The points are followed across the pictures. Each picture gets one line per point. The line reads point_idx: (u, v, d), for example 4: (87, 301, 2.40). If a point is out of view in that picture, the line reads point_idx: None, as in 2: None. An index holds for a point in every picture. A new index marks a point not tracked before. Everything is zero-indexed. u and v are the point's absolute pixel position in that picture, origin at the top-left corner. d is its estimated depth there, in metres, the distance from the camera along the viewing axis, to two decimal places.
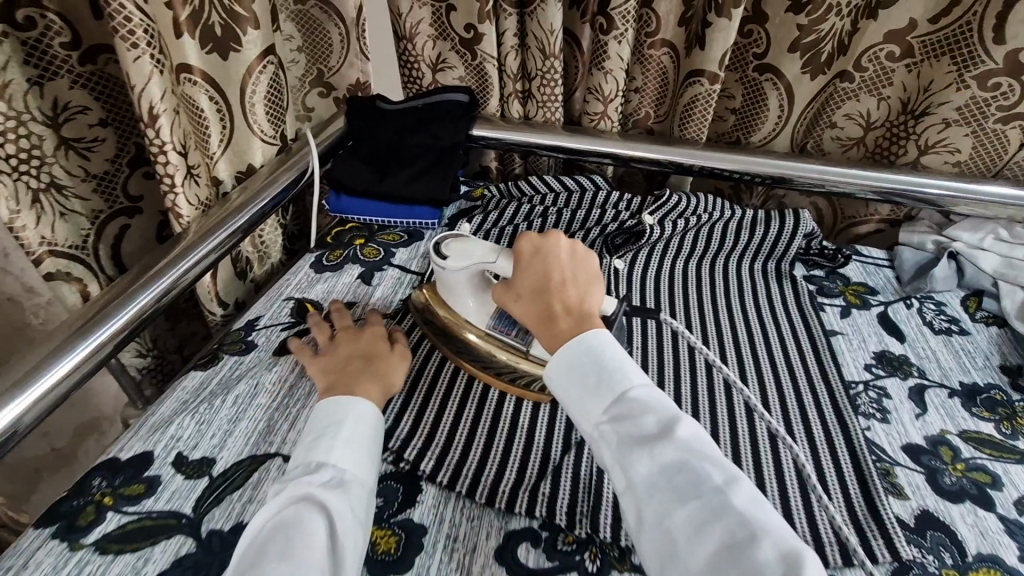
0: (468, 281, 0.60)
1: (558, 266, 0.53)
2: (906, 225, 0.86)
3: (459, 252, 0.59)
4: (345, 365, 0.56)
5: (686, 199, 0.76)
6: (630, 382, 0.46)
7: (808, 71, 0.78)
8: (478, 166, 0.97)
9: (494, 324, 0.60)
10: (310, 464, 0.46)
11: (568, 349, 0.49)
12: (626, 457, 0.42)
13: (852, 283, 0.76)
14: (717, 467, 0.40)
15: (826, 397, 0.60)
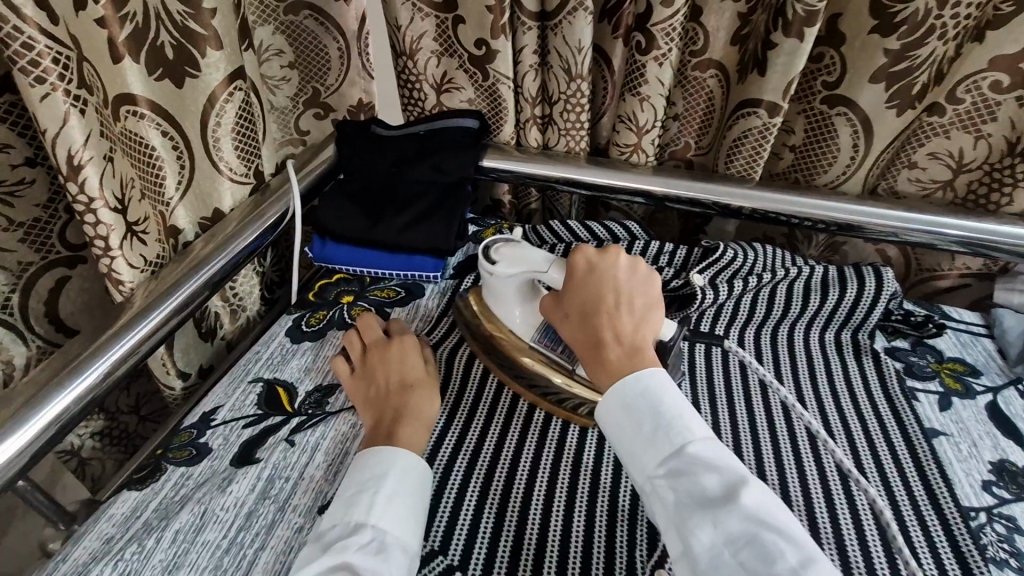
0: (516, 290, 0.56)
1: (614, 289, 0.49)
2: (1003, 281, 0.72)
3: (510, 258, 0.54)
4: (379, 396, 0.53)
5: (742, 254, 0.63)
6: (690, 433, 0.41)
7: (894, 106, 0.64)
8: (489, 200, 0.84)
9: (539, 339, 0.56)
10: (350, 524, 0.43)
11: (621, 389, 0.44)
12: (685, 520, 0.38)
13: (946, 359, 0.62)
14: (791, 545, 0.35)
15: (941, 535, 0.46)
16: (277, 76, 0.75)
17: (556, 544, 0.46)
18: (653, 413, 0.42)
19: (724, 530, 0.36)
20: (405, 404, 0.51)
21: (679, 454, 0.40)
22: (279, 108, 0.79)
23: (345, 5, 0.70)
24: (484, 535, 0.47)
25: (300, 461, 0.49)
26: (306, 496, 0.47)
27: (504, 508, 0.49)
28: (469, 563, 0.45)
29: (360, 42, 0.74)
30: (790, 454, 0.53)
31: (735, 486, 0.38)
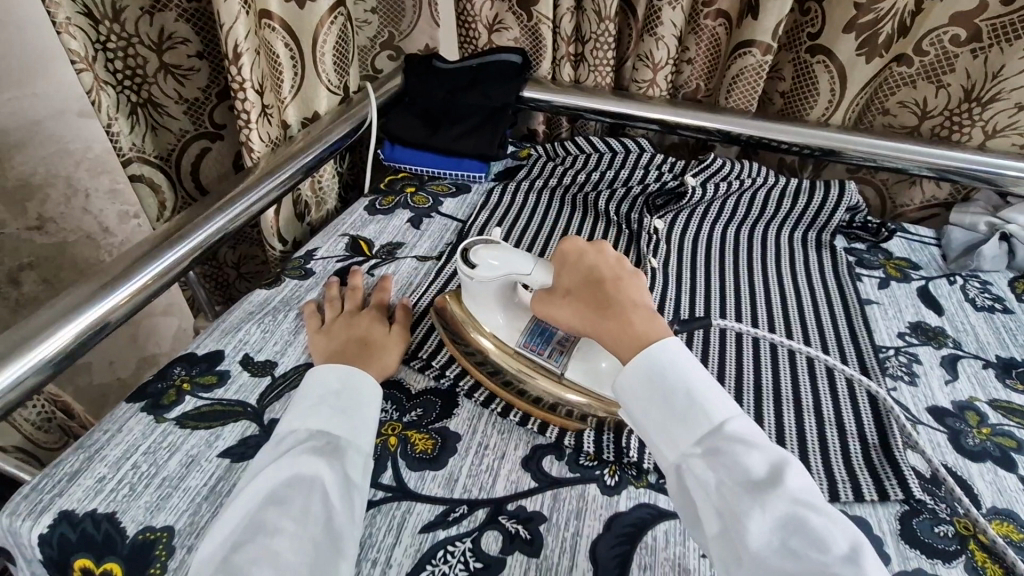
0: (498, 292, 0.53)
1: (615, 270, 0.50)
2: (960, 206, 0.84)
3: (490, 259, 0.52)
4: (338, 347, 0.54)
5: (730, 164, 0.77)
6: (722, 412, 0.41)
7: (864, 53, 0.76)
8: (526, 128, 1.01)
9: (525, 343, 0.52)
10: (304, 433, 0.45)
11: (648, 360, 0.43)
12: (734, 502, 0.37)
13: (894, 258, 0.76)
14: (838, 529, 0.36)
15: (855, 355, 0.61)
16: (361, 18, 0.93)
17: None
18: (685, 389, 0.42)
19: (773, 514, 0.36)
20: (364, 348, 0.54)
21: (716, 432, 0.40)
22: (362, 46, 0.96)
23: None
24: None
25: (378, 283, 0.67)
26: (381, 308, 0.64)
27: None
28: (475, 391, 0.55)
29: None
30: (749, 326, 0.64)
31: (778, 469, 0.38)
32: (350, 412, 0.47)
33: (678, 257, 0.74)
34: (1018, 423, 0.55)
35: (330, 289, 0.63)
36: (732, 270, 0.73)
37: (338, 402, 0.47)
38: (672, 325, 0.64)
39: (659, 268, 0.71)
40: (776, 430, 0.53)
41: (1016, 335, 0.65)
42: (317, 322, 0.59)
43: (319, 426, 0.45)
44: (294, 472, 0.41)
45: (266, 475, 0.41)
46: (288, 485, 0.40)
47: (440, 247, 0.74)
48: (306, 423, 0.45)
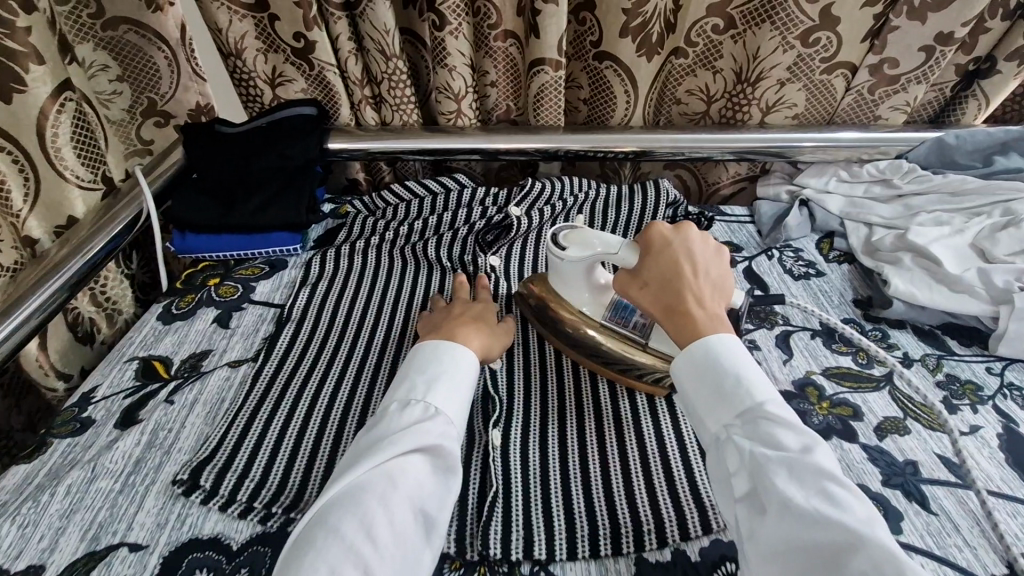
0: (585, 272, 0.58)
1: (691, 260, 0.50)
2: (762, 179, 0.90)
3: (579, 243, 0.56)
4: (453, 319, 0.58)
5: (549, 185, 0.76)
6: (768, 394, 0.42)
7: (643, 54, 0.78)
8: (345, 179, 0.94)
9: (611, 316, 0.57)
10: (415, 408, 0.46)
11: (701, 347, 0.46)
12: (760, 467, 0.39)
13: (719, 243, 0.79)
14: (862, 504, 0.36)
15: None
16: (108, 89, 0.78)
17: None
18: (733, 376, 0.44)
19: (801, 480, 0.37)
20: (478, 325, 0.57)
21: (755, 409, 0.42)
22: (117, 121, 0.81)
23: (160, 14, 0.72)
24: (349, 430, 0.54)
25: (180, 415, 0.56)
26: (192, 439, 0.53)
27: (366, 404, 0.57)
28: None
29: (186, 50, 0.77)
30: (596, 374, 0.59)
31: (811, 447, 0.39)
32: (461, 385, 0.49)
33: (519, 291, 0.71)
34: (850, 386, 0.58)
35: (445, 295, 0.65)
36: None
37: (450, 377, 0.50)
38: (524, 373, 0.59)
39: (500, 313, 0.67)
40: (642, 463, 0.50)
41: (828, 296, 0.70)
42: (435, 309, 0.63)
43: (434, 399, 0.47)
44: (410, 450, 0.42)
45: (385, 446, 0.42)
46: (403, 463, 0.42)
47: (255, 345, 0.64)
48: (425, 390, 0.47)
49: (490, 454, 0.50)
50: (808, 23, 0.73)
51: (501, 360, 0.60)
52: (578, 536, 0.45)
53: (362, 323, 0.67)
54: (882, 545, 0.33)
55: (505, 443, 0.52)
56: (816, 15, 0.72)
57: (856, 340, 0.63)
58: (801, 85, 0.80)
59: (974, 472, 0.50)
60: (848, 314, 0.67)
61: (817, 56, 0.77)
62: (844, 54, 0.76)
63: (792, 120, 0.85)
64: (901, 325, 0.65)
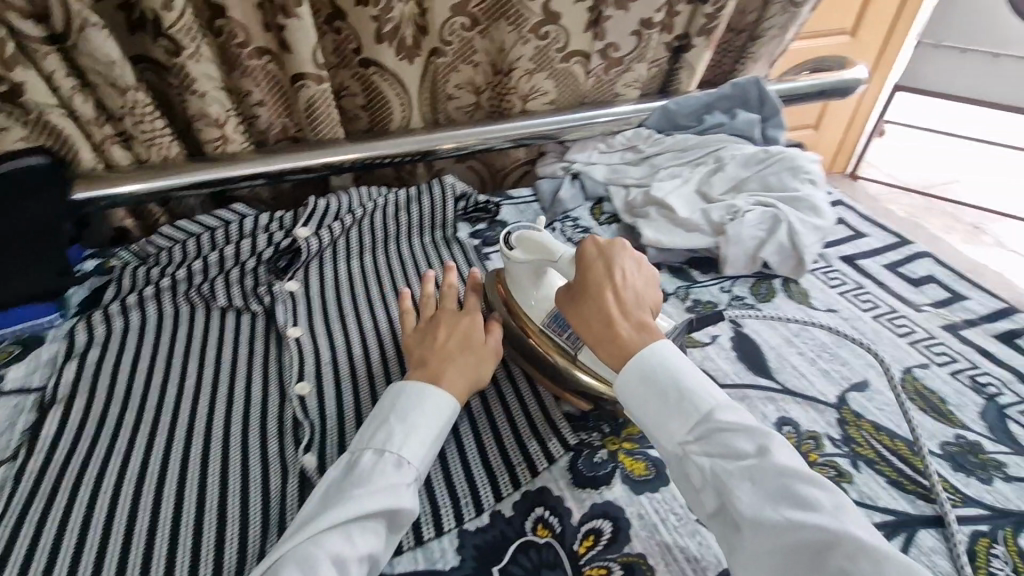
0: (531, 274, 0.59)
1: (621, 276, 0.53)
2: (540, 161, 0.99)
3: (530, 248, 0.58)
4: (432, 340, 0.55)
5: (336, 201, 0.78)
6: (715, 400, 0.45)
7: (403, 57, 0.82)
8: (109, 230, 0.84)
9: (550, 324, 0.57)
10: (382, 461, 0.46)
11: (639, 361, 0.48)
12: (724, 482, 0.42)
13: (509, 226, 0.86)
14: (825, 493, 0.39)
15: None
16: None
17: (218, 475, 0.53)
18: (674, 387, 0.46)
19: (764, 487, 0.41)
20: (449, 354, 0.54)
21: (706, 419, 0.44)
22: None
23: None
24: (147, 501, 0.50)
25: None
26: None
27: (166, 469, 0.53)
28: None
29: None
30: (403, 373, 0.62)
31: (765, 445, 0.42)
32: (439, 438, 0.49)
33: (319, 309, 0.70)
34: None
35: (424, 290, 0.62)
36: (380, 297, 0.72)
37: (426, 435, 0.48)
38: (335, 392, 0.60)
39: (303, 336, 0.66)
40: (454, 441, 0.54)
41: None
42: (411, 327, 0.59)
43: (408, 450, 0.47)
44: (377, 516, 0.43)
45: (347, 508, 0.42)
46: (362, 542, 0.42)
47: (15, 442, 0.56)
48: (398, 436, 0.47)
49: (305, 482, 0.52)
50: (537, 18, 0.82)
51: (309, 385, 0.60)
52: None
53: (149, 384, 0.62)
54: (858, 540, 0.36)
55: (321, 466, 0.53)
56: (540, 10, 0.81)
57: None
58: (547, 73, 0.89)
59: (715, 372, 0.62)
60: None
61: (553, 47, 0.86)
62: (575, 43, 0.87)
63: (549, 105, 0.94)
64: (658, 267, 0.77)
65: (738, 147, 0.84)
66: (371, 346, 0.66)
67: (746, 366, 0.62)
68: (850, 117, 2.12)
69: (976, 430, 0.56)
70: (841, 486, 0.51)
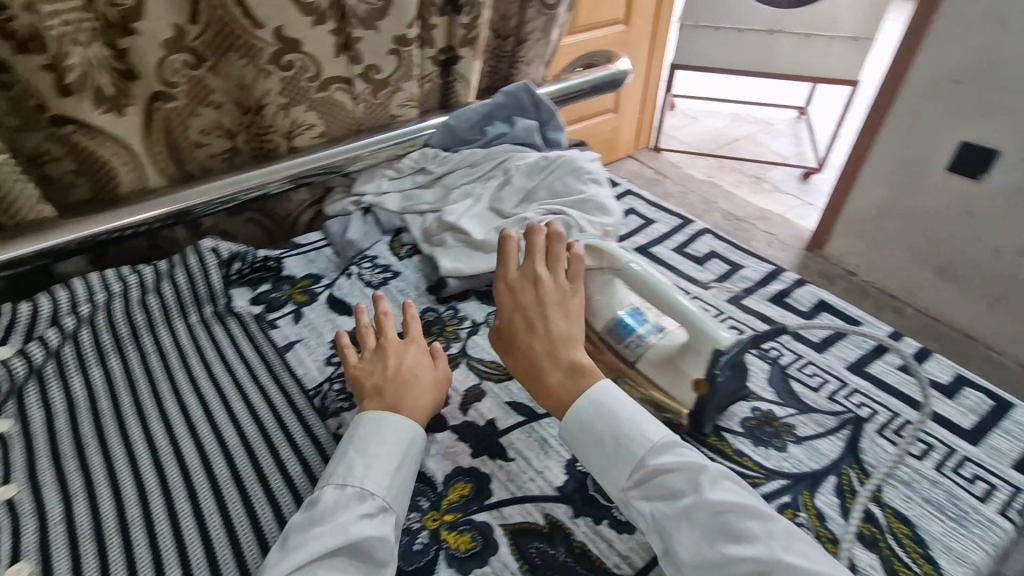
0: (595, 279, 0.60)
1: (539, 314, 0.56)
2: (328, 198, 0.90)
3: (598, 257, 0.59)
4: (382, 373, 0.54)
5: (51, 302, 0.62)
6: (652, 437, 0.47)
7: (108, 108, 0.67)
8: None
9: (609, 331, 0.59)
10: (341, 505, 0.45)
11: (580, 405, 0.50)
12: (663, 524, 0.44)
13: (298, 281, 0.76)
14: (755, 520, 0.43)
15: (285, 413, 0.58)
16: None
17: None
18: (611, 432, 0.48)
19: (700, 525, 0.43)
20: (404, 385, 0.53)
21: (643, 463, 0.46)
22: None
23: None
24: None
25: None
26: None
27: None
28: None
29: None
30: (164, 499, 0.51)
31: (699, 480, 0.44)
32: (405, 462, 0.49)
33: (46, 448, 0.54)
34: None
35: (359, 317, 0.60)
36: (134, 410, 0.58)
37: (392, 454, 0.49)
38: (71, 559, 0.46)
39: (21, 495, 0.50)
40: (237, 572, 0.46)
41: (406, 293, 0.74)
42: (365, 347, 0.58)
43: (369, 481, 0.47)
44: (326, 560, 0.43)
45: (313, 542, 0.43)
46: (361, 531, 0.43)
47: None
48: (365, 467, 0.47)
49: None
50: (271, 47, 0.72)
51: (29, 564, 0.45)
52: None
53: None
54: (784, 565, 0.40)
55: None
56: (270, 38, 0.71)
57: (435, 327, 0.68)
58: (304, 104, 0.80)
59: (533, 403, 0.59)
60: (425, 304, 0.71)
61: (301, 77, 0.77)
62: (328, 70, 0.78)
63: (320, 138, 0.85)
64: (465, 296, 0.72)
65: (522, 156, 0.83)
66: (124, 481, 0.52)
67: None
68: (642, 99, 2.29)
69: (767, 397, 0.59)
70: None
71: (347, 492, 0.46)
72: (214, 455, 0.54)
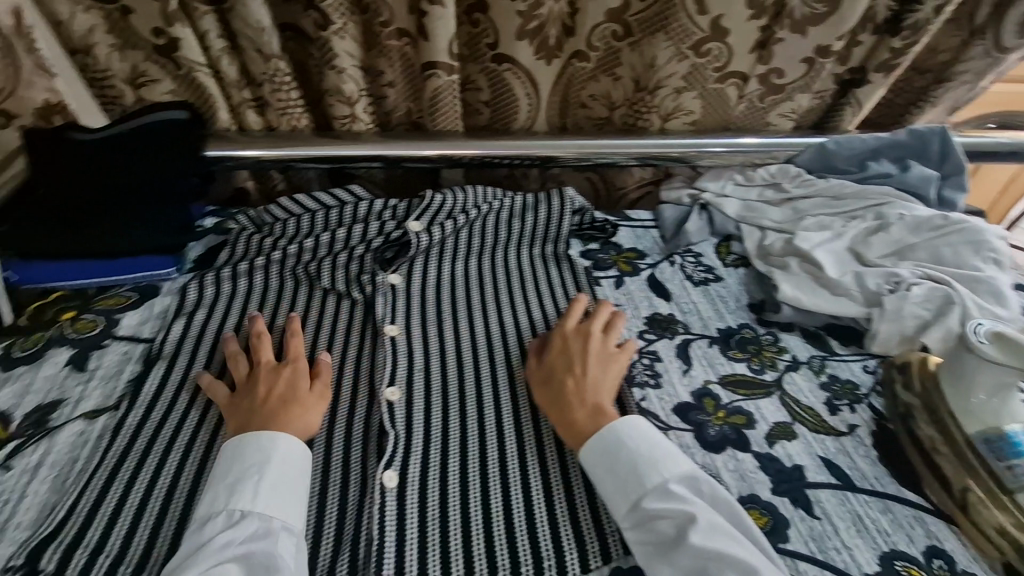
0: (990, 375, 0.51)
1: (582, 359, 0.56)
2: (666, 183, 0.92)
3: (1008, 348, 0.50)
4: (552, 370, 0.56)
5: (451, 197, 0.73)
6: (659, 478, 0.46)
7: (542, 56, 0.78)
8: (231, 189, 0.86)
9: (985, 441, 0.51)
10: (231, 515, 0.45)
11: (598, 443, 0.49)
12: (654, 559, 0.44)
13: (624, 251, 0.80)
14: (731, 570, 0.41)
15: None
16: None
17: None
18: (628, 466, 0.48)
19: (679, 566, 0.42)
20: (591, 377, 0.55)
21: (637, 506, 0.46)
22: None
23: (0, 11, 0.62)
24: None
25: (21, 483, 0.48)
26: (36, 509, 0.46)
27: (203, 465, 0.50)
28: None
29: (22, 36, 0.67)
30: (492, 394, 0.57)
31: (684, 523, 0.44)
32: (280, 492, 0.46)
33: (420, 310, 0.66)
34: (745, 394, 0.60)
35: (572, 311, 0.61)
36: (480, 307, 0.67)
37: (297, 486, 0.47)
38: (425, 406, 0.55)
39: (400, 335, 0.62)
40: (542, 489, 0.49)
41: (725, 301, 0.72)
42: (241, 368, 0.56)
43: (261, 505, 0.45)
44: (223, 551, 0.43)
45: (211, 556, 0.42)
46: (206, 560, 0.42)
47: (119, 390, 0.57)
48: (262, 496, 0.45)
49: (380, 501, 0.47)
50: (699, 33, 0.75)
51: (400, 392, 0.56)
52: None
53: (250, 354, 0.61)
54: None
55: (402, 483, 0.49)
56: (706, 25, 0.74)
57: (750, 346, 0.66)
58: (696, 92, 0.81)
59: (850, 471, 0.53)
60: (743, 319, 0.69)
61: (710, 65, 0.78)
62: (735, 64, 0.79)
63: (690, 125, 0.86)
64: (789, 328, 0.68)
65: (907, 206, 0.73)
66: (467, 361, 0.60)
67: (888, 471, 0.53)
68: None
69: None
70: None
71: (200, 516, 0.45)
72: None
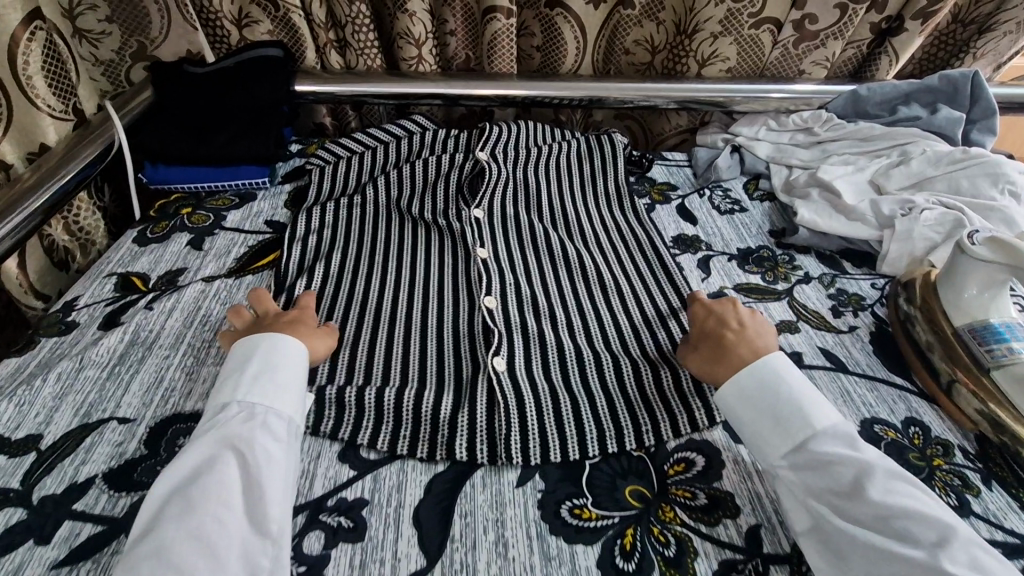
0: (983, 276, 0.56)
1: (736, 317, 0.55)
2: (702, 129, 0.98)
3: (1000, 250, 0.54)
4: (700, 324, 0.56)
5: (507, 129, 0.82)
6: (825, 423, 0.45)
7: (591, 3, 0.85)
8: (312, 123, 0.99)
9: (973, 332, 0.55)
10: (219, 406, 0.46)
11: (749, 381, 0.49)
12: (817, 501, 0.42)
13: (658, 184, 0.87)
14: (917, 523, 0.39)
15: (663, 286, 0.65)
16: (96, 29, 0.83)
17: (415, 357, 0.57)
18: (792, 406, 0.47)
19: (855, 514, 0.41)
20: (732, 328, 0.54)
21: (804, 446, 0.45)
22: (108, 61, 0.87)
23: None
24: (355, 366, 0.55)
25: (160, 318, 0.61)
26: (172, 336, 0.59)
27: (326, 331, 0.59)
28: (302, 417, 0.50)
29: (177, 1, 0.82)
30: (550, 301, 0.64)
31: (862, 474, 0.42)
32: (260, 375, 0.48)
33: (502, 236, 0.73)
34: (756, 298, 0.67)
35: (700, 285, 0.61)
36: (525, 219, 0.76)
37: (282, 373, 0.48)
38: (516, 306, 0.62)
39: (489, 258, 0.68)
40: (604, 378, 0.55)
41: (749, 227, 0.78)
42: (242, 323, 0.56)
43: (250, 394, 0.47)
44: (223, 441, 0.44)
45: (200, 446, 0.43)
46: (211, 446, 0.43)
47: (228, 263, 0.70)
48: (251, 386, 0.47)
49: (494, 379, 0.53)
50: None
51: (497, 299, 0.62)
52: (530, 439, 0.50)
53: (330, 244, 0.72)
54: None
55: (510, 368, 0.55)
56: None
57: (767, 263, 0.72)
58: (732, 38, 0.86)
59: (846, 359, 0.59)
60: (762, 242, 0.76)
61: (745, 11, 0.82)
62: (770, 9, 0.83)
63: (725, 73, 0.91)
64: (806, 251, 0.74)
65: (931, 144, 0.77)
66: (533, 271, 0.68)
67: (881, 361, 0.60)
68: None
69: None
70: (962, 495, 0.48)
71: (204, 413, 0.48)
72: (585, 288, 0.66)
